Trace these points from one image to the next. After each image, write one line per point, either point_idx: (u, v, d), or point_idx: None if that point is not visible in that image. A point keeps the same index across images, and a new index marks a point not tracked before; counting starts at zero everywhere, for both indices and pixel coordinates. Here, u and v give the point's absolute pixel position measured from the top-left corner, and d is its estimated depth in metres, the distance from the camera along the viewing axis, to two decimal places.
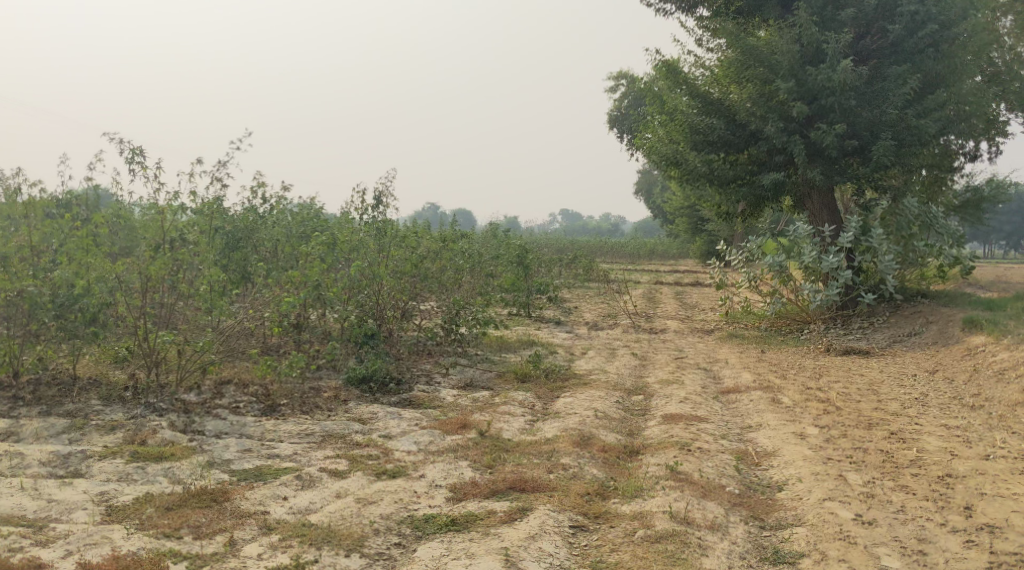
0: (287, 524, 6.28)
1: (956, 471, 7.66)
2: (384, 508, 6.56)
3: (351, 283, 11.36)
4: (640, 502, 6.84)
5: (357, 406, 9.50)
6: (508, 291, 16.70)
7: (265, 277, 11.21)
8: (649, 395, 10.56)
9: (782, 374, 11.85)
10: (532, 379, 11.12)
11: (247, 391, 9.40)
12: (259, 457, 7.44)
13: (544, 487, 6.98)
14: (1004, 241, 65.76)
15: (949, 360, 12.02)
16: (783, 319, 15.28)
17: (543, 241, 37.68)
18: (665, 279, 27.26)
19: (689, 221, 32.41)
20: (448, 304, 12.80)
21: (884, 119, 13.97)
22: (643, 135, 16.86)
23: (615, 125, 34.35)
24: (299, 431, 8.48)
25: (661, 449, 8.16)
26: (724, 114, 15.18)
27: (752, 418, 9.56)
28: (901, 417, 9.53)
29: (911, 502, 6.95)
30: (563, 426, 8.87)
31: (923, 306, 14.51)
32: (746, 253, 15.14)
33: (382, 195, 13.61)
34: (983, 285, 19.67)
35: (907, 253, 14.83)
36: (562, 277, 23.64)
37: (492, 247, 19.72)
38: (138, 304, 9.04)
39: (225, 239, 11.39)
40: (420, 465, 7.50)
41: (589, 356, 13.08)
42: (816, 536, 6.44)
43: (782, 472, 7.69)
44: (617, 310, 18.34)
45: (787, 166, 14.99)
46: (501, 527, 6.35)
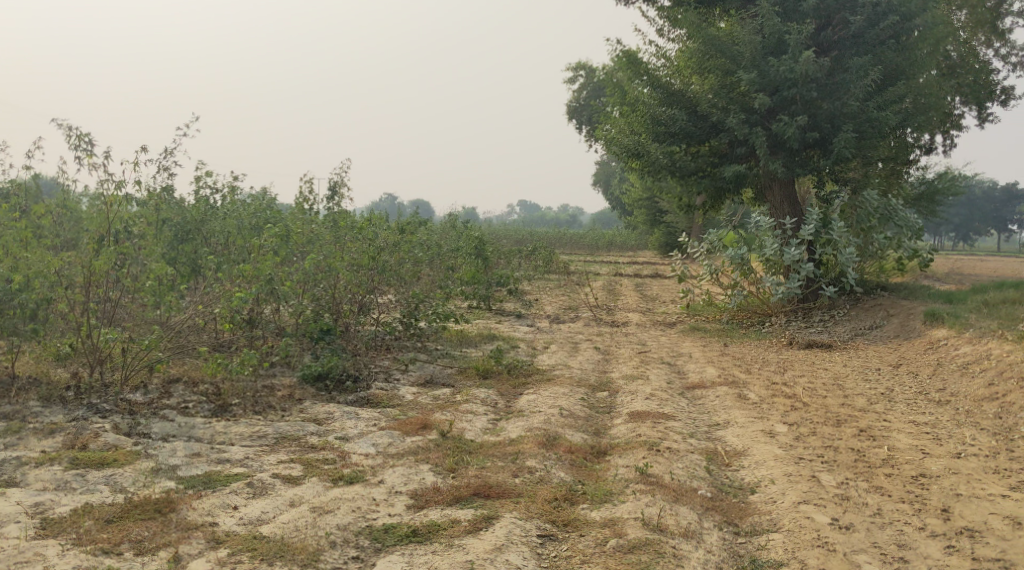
0: (237, 537, 5.91)
1: (928, 470, 7.47)
2: (341, 518, 6.21)
3: (306, 277, 11.01)
4: (610, 508, 6.56)
5: (313, 406, 9.13)
6: (467, 284, 16.35)
7: (216, 269, 10.78)
8: (614, 391, 10.29)
9: (746, 368, 11.64)
10: (494, 375, 10.80)
11: (197, 389, 8.99)
12: (207, 462, 7.03)
13: (509, 493, 6.68)
14: (952, 231, 66.69)
15: (912, 353, 11.89)
16: (743, 311, 15.08)
17: (502, 232, 37.34)
18: (624, 271, 27.06)
19: (648, 213, 32.27)
20: (408, 298, 12.47)
21: (845, 111, 13.76)
22: (603, 126, 16.56)
23: (575, 116, 34.10)
24: (251, 433, 8.09)
25: (629, 449, 7.89)
26: (685, 105, 14.94)
27: (720, 414, 9.34)
28: (869, 413, 9.35)
29: (887, 504, 6.75)
30: (527, 426, 8.56)
31: (883, 299, 14.44)
32: (707, 245, 14.90)
33: (338, 184, 13.22)
34: (939, 277, 19.69)
35: (867, 246, 14.73)
36: (522, 269, 23.34)
37: (451, 238, 19.36)
38: (81, 300, 8.57)
39: (173, 231, 11.13)
40: (378, 470, 7.16)
41: (551, 351, 12.77)
42: (793, 543, 6.19)
43: (754, 472, 7.45)
44: (579, 303, 18.08)
45: (749, 158, 14.80)
46: (466, 538, 6.03)
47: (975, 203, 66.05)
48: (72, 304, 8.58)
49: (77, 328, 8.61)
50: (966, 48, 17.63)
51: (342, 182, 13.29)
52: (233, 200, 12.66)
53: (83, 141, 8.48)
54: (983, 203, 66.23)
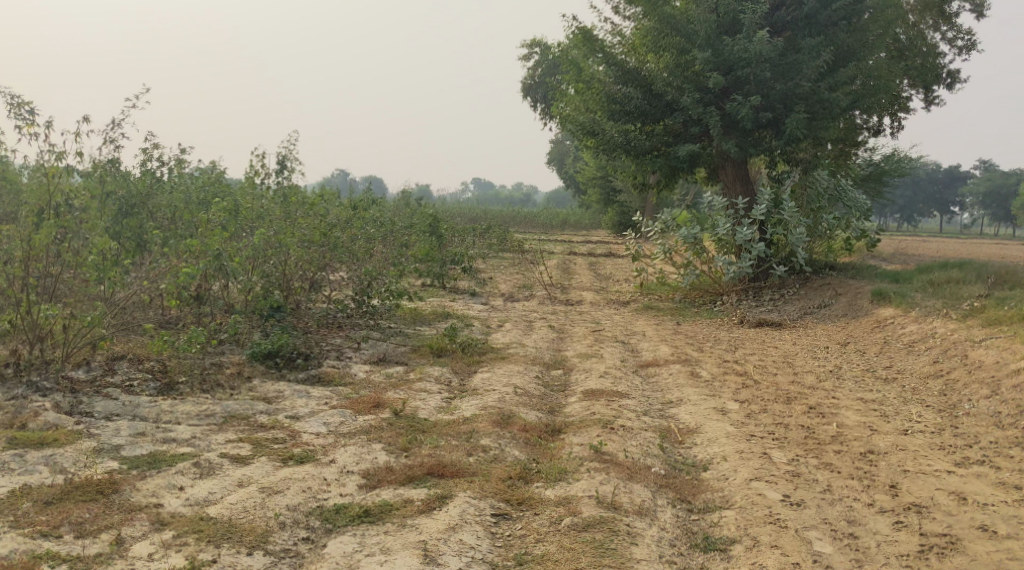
0: (182, 518, 5.76)
1: (877, 447, 7.52)
2: (291, 498, 6.08)
3: (256, 253, 10.80)
4: (564, 486, 6.51)
5: (262, 384, 8.98)
6: (421, 262, 16.19)
7: (162, 245, 10.59)
8: (568, 369, 10.26)
9: (699, 346, 11.67)
10: (448, 354, 10.69)
11: (142, 367, 8.82)
12: (152, 442, 6.86)
13: (464, 473, 6.60)
14: (898, 213, 67.75)
15: (859, 332, 11.99)
16: (696, 290, 15.13)
17: (455, 210, 37.15)
18: (577, 250, 27.05)
19: (601, 192, 32.27)
20: (360, 275, 12.31)
21: (798, 92, 13.77)
22: (558, 103, 16.45)
23: (530, 94, 33.95)
24: (198, 412, 7.90)
25: (583, 428, 7.84)
26: (640, 83, 14.88)
27: (673, 392, 9.34)
28: (818, 390, 9.42)
29: (837, 481, 6.77)
30: (481, 404, 8.48)
31: (832, 278, 14.53)
32: (660, 224, 14.87)
33: (287, 158, 12.98)
34: (885, 257, 19.94)
35: (817, 226, 14.78)
36: (476, 247, 23.20)
37: (405, 215, 19.16)
38: (20, 275, 8.32)
39: (116, 205, 10.75)
40: (329, 449, 7.04)
41: (505, 329, 12.70)
42: (745, 520, 6.17)
43: (706, 450, 7.44)
44: (534, 281, 18.01)
45: (703, 137, 14.79)
46: (418, 518, 5.94)
47: (920, 185, 67.16)
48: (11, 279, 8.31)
49: (16, 303, 8.39)
50: (914, 31, 17.79)
51: (291, 155, 13.05)
52: (179, 174, 12.35)
53: (23, 110, 8.14)
54: (928, 185, 67.36)
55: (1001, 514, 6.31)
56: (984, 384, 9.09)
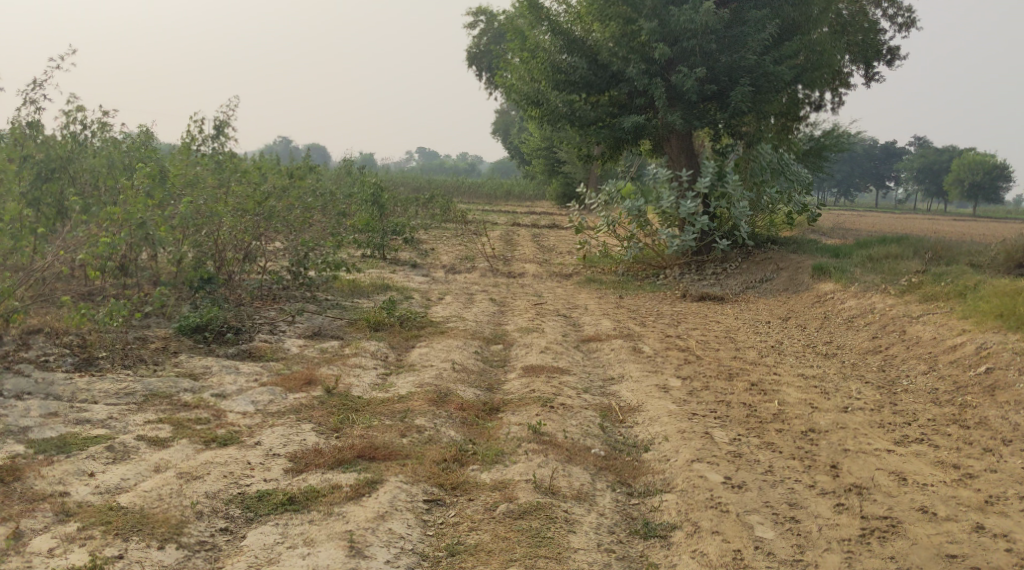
0: (90, 509, 5.44)
1: (817, 425, 7.40)
2: (211, 485, 5.78)
3: (187, 222, 10.40)
4: (501, 469, 6.29)
5: (189, 360, 8.62)
6: (361, 232, 15.82)
7: (82, 213, 10.17)
8: (508, 344, 10.03)
9: (641, 320, 11.52)
10: (385, 328, 10.38)
11: (59, 341, 8.44)
12: (65, 424, 6.61)
13: (396, 455, 6.34)
14: (836, 188, 68.61)
15: (800, 306, 11.93)
16: (639, 264, 14.99)
17: (398, 179, 36.61)
18: (521, 221, 26.79)
19: (545, 163, 32.02)
20: (296, 245, 11.92)
21: (743, 65, 13.61)
22: (503, 73, 16.13)
23: (475, 63, 33.48)
24: (117, 390, 7.56)
25: (522, 406, 7.62)
26: (586, 53, 14.64)
27: (614, 368, 9.17)
28: (759, 366, 9.32)
29: (778, 461, 6.62)
30: (417, 381, 8.22)
31: (773, 253, 14.42)
32: (604, 196, 14.64)
33: (224, 124, 12.50)
34: (824, 232, 20.02)
35: (760, 200, 14.53)
36: (419, 218, 22.85)
37: (345, 186, 18.79)
38: None
39: (35, 169, 10.32)
40: (256, 431, 6.75)
41: (446, 302, 12.42)
42: (686, 504, 6.00)
43: (647, 429, 7.25)
44: (476, 253, 17.73)
45: (648, 109, 14.56)
46: (346, 505, 5.68)
47: (857, 161, 68.11)
48: None
49: None
50: (856, 7, 17.64)
51: (228, 121, 12.57)
52: (105, 138, 11.85)
53: None
54: (865, 160, 68.35)
55: (940, 495, 6.23)
56: (921, 360, 9.06)
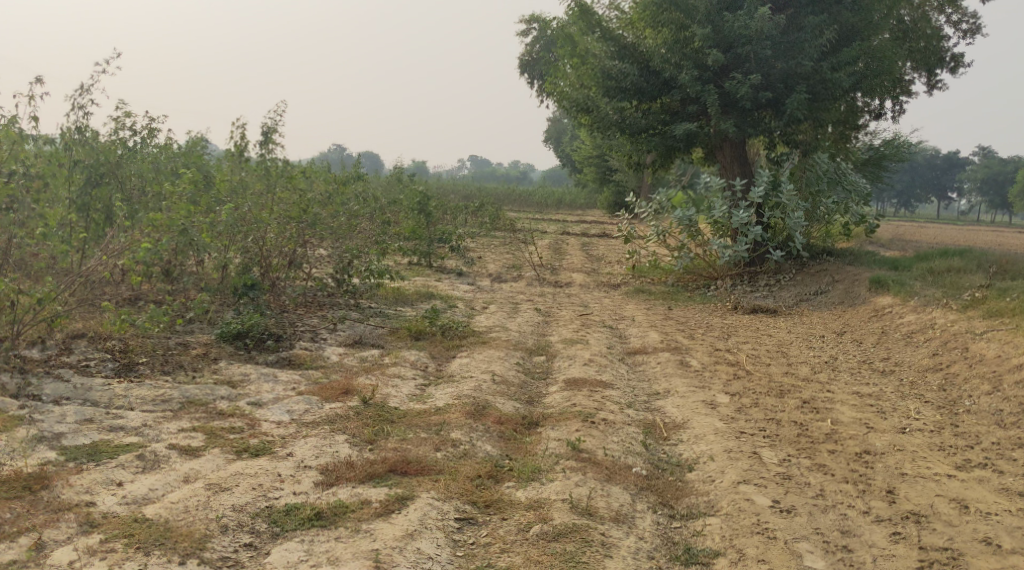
0: (115, 520, 5.36)
1: (873, 446, 7.05)
2: (238, 497, 5.65)
3: (232, 227, 10.33)
4: (537, 487, 6.06)
5: (228, 367, 8.52)
6: (407, 240, 15.71)
7: (130, 218, 10.16)
8: (551, 356, 9.79)
9: (690, 333, 11.20)
10: (427, 337, 10.21)
11: (101, 346, 8.42)
12: (98, 431, 6.52)
13: (429, 470, 6.16)
14: (896, 198, 67.27)
15: (856, 321, 11.52)
16: (689, 274, 14.64)
17: (449, 187, 36.54)
18: (571, 230, 26.51)
19: (596, 171, 31.70)
20: (340, 252, 11.81)
21: (799, 71, 13.22)
22: (553, 79, 15.92)
23: (527, 70, 33.36)
24: (154, 396, 7.47)
25: (562, 420, 7.39)
26: (637, 59, 14.24)
27: (660, 383, 8.88)
28: (812, 383, 8.98)
29: (830, 485, 6.29)
30: (455, 392, 8.03)
31: (828, 264, 14.00)
32: (653, 205, 14.35)
33: (272, 130, 12.43)
34: (883, 243, 19.46)
35: (815, 210, 14.11)
36: (467, 226, 22.70)
37: (393, 193, 18.71)
38: None
39: (84, 174, 10.36)
40: (289, 441, 6.61)
41: (490, 311, 12.23)
42: (731, 530, 5.71)
43: (693, 448, 6.96)
44: (523, 262, 17.53)
45: (700, 116, 14.23)
46: (375, 522, 5.51)
47: (917, 170, 66.68)
48: None
49: None
50: (918, 13, 17.11)
51: (276, 127, 12.50)
52: (155, 144, 11.91)
53: None
54: (926, 170, 66.92)
55: (1005, 525, 5.86)
56: (985, 379, 8.62)
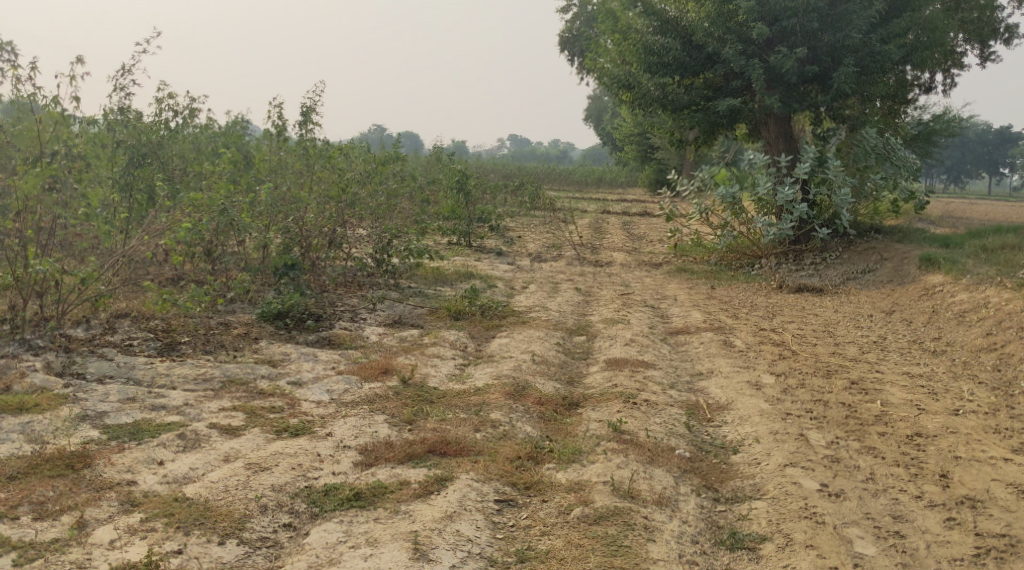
0: (155, 499, 5.36)
1: (925, 429, 6.86)
2: (278, 477, 5.62)
3: (272, 208, 10.41)
4: (578, 469, 5.98)
5: (269, 346, 8.52)
6: (446, 219, 15.65)
7: (171, 198, 10.19)
8: (592, 336, 9.68)
9: (733, 313, 11.02)
10: (466, 317, 10.14)
11: (143, 326, 8.45)
12: (140, 410, 6.54)
13: (468, 451, 6.10)
14: (945, 174, 65.97)
15: (905, 299, 11.26)
16: (732, 253, 14.41)
17: (488, 167, 36.43)
18: (612, 208, 26.28)
19: (638, 148, 31.36)
20: (379, 232, 11.77)
21: (847, 44, 12.90)
22: (595, 56, 15.73)
23: (567, 47, 33.08)
24: (195, 375, 7.48)
25: (603, 401, 7.29)
26: (679, 33, 13.99)
27: (703, 363, 8.74)
28: (860, 363, 8.79)
29: (881, 468, 6.13)
30: (495, 373, 7.96)
31: (876, 242, 13.71)
32: (696, 182, 14.13)
33: (311, 110, 12.40)
34: (932, 221, 19.04)
35: (862, 186, 13.81)
36: (508, 205, 22.58)
37: (432, 173, 18.65)
38: (15, 228, 8.31)
39: (127, 154, 10.40)
40: (328, 421, 6.58)
41: (529, 291, 12.13)
42: (778, 514, 5.58)
43: (737, 430, 6.83)
44: (563, 241, 17.41)
45: (744, 91, 13.96)
46: (414, 503, 5.46)
47: (968, 146, 65.29)
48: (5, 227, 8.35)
49: (20, 250, 8.28)
50: None
51: (315, 107, 12.47)
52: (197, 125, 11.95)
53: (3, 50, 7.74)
54: (978, 146, 65.49)
55: None
56: None
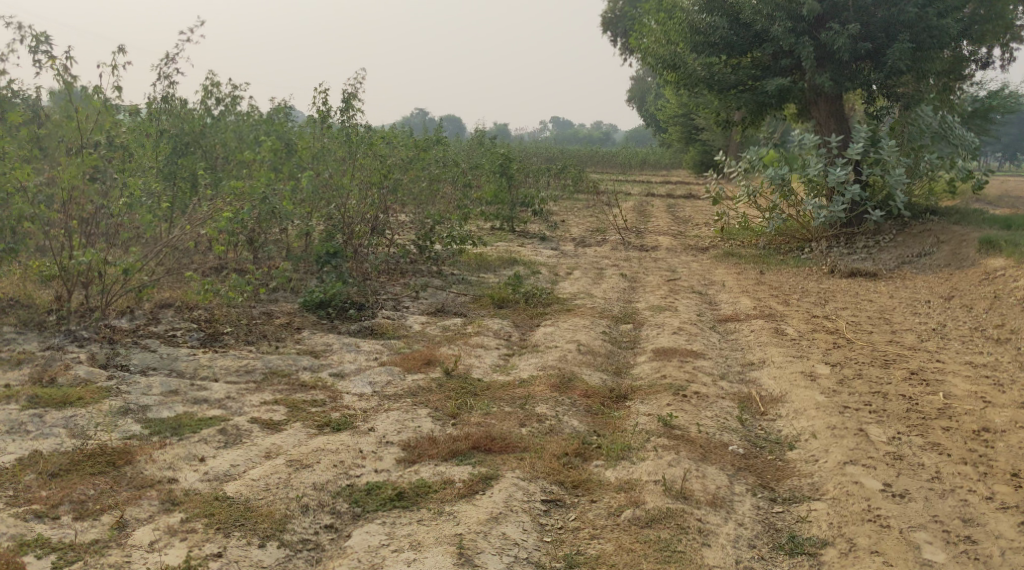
0: (197, 498, 5.25)
1: (992, 424, 6.56)
2: (319, 475, 5.50)
3: (312, 195, 10.51)
4: (627, 467, 5.78)
5: (311, 336, 8.40)
6: (489, 204, 15.46)
7: (213, 187, 10.11)
8: (639, 324, 9.44)
9: (784, 299, 10.71)
10: (510, 305, 9.96)
11: (187, 316, 8.37)
12: (182, 403, 6.44)
13: (513, 448, 5.93)
14: (999, 152, 64.41)
15: (964, 284, 10.87)
16: (782, 236, 14.04)
17: (531, 150, 36.14)
18: (656, 191, 25.92)
19: (683, 130, 30.90)
20: (422, 218, 11.60)
21: (901, 19, 12.48)
22: (639, 36, 15.40)
23: (610, 28, 32.68)
24: (237, 367, 7.38)
25: (651, 394, 7.08)
26: (727, 12, 13.62)
27: (754, 352, 8.48)
28: (919, 352, 8.47)
29: (947, 466, 5.85)
30: (540, 363, 7.76)
31: (931, 224, 13.29)
32: (744, 164, 13.78)
33: (353, 96, 12.26)
34: (990, 201, 18.45)
35: (916, 166, 13.38)
36: (551, 189, 22.32)
37: (474, 157, 18.46)
38: (59, 218, 8.26)
39: (170, 143, 10.34)
40: (371, 415, 6.45)
41: (574, 278, 11.90)
42: (839, 517, 5.34)
43: (793, 424, 6.58)
44: (607, 225, 17.15)
45: (794, 70, 13.58)
46: (458, 504, 5.30)
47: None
48: (50, 219, 8.30)
49: (64, 241, 8.22)
50: None
51: (357, 93, 12.31)
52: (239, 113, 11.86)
53: (40, 41, 7.69)
54: None
55: None
56: None
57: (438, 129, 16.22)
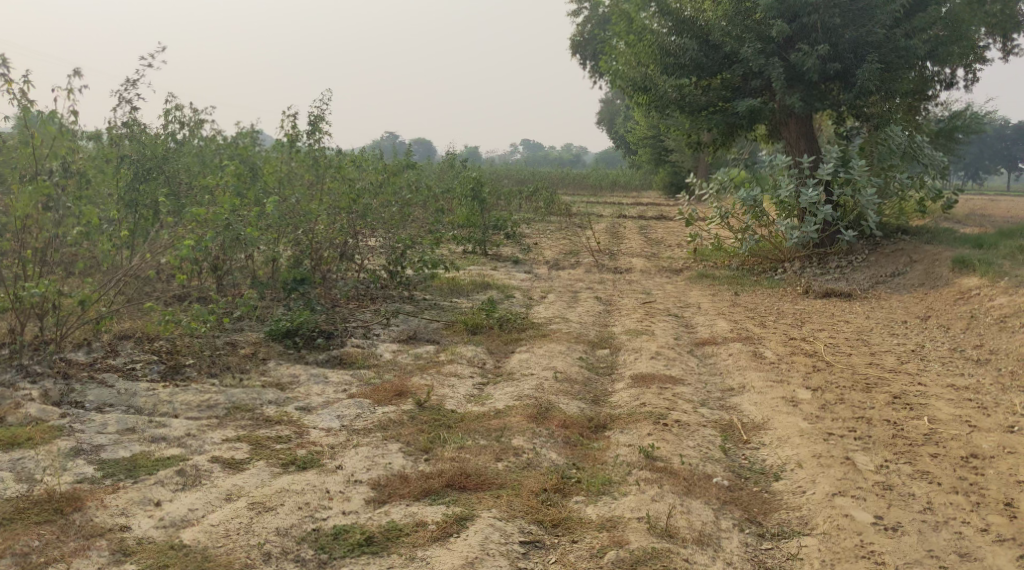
0: (151, 547, 4.95)
1: (980, 449, 6.37)
2: (284, 518, 5.21)
3: (279, 220, 10.05)
4: (608, 502, 5.53)
5: (277, 367, 8.08)
6: (461, 228, 15.19)
7: (175, 213, 9.80)
8: (615, 349, 9.20)
9: (761, 321, 10.51)
10: (483, 331, 9.68)
11: (147, 348, 8.04)
12: (139, 442, 6.11)
13: (488, 485, 5.66)
14: (962, 171, 65.08)
15: (940, 303, 10.75)
16: (755, 256, 13.89)
17: (501, 172, 35.99)
18: (628, 213, 25.76)
19: (652, 151, 30.82)
20: (392, 243, 11.31)
21: (870, 40, 12.42)
22: (608, 58, 15.25)
23: (578, 51, 32.68)
24: (198, 402, 7.04)
25: (631, 423, 6.83)
26: (696, 33, 13.49)
27: (734, 377, 8.24)
28: (900, 375, 8.28)
29: (938, 496, 5.65)
30: (516, 393, 7.48)
31: (904, 243, 13.21)
32: (716, 184, 13.62)
33: (319, 118, 11.98)
34: (963, 219, 18.42)
35: (889, 186, 13.30)
36: (523, 212, 22.11)
37: (446, 181, 18.19)
38: (12, 248, 7.90)
39: (131, 168, 10.04)
40: (339, 451, 6.15)
41: (548, 302, 11.64)
42: (832, 554, 5.13)
43: (777, 453, 6.36)
44: (581, 247, 16.93)
45: (765, 91, 13.47)
46: (432, 547, 5.03)
47: (986, 143, 64.33)
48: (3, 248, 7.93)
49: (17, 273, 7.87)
50: None
51: (323, 115, 12.03)
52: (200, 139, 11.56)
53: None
54: (994, 141, 64.55)
55: None
56: None
57: (407, 152, 15.95)
